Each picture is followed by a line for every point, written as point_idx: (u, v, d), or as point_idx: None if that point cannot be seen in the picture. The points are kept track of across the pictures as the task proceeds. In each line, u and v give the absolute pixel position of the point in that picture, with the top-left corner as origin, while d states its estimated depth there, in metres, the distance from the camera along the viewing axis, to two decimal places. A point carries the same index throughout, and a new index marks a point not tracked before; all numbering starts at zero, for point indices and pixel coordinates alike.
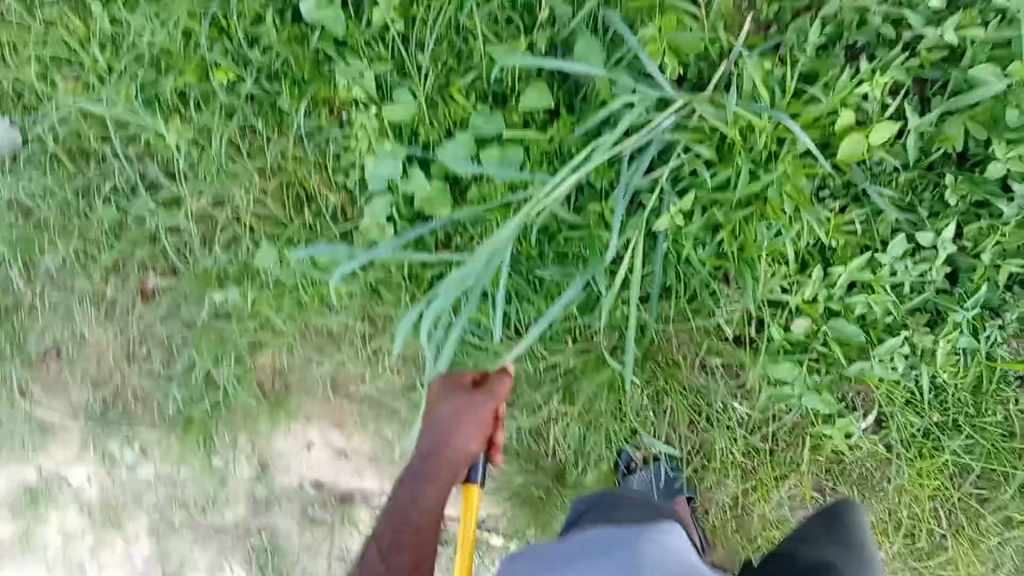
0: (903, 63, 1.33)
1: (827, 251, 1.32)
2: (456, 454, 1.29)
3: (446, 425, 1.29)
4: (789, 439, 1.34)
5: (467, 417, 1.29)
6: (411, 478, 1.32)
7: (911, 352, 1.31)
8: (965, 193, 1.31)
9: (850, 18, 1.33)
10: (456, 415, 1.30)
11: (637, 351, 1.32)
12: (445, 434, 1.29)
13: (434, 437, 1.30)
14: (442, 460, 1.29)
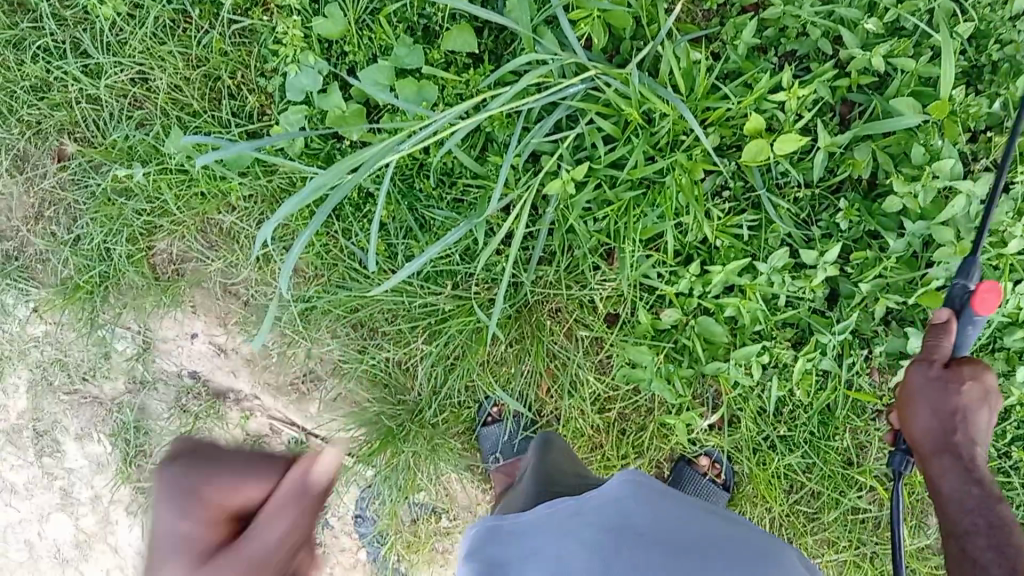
0: (831, 80, 1.31)
1: (710, 249, 1.36)
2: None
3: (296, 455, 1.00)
4: (639, 420, 1.41)
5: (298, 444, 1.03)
6: None
7: (768, 363, 1.36)
8: (860, 221, 1.33)
9: (791, 25, 1.31)
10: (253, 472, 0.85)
11: (509, 309, 1.38)
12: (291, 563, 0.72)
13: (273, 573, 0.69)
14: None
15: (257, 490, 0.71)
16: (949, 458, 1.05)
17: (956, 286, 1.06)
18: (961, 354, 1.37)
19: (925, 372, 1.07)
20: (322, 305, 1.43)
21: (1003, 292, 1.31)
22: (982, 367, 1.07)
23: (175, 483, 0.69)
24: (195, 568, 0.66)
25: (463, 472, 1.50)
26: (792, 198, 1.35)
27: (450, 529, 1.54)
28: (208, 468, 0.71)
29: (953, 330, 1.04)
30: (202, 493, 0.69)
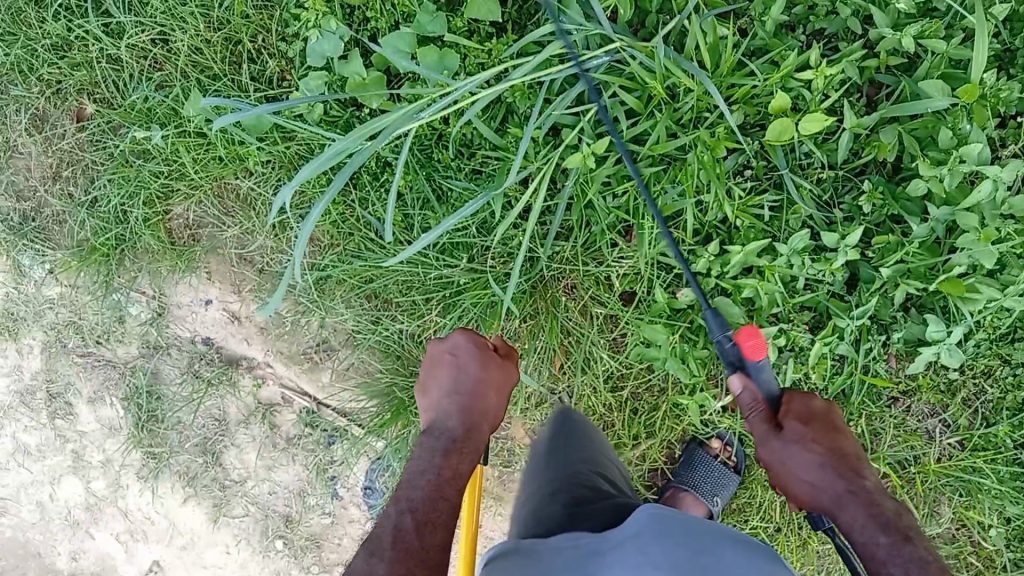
0: (860, 60, 1.29)
1: (730, 229, 1.35)
2: (483, 429, 1.08)
3: (475, 387, 1.10)
4: (651, 399, 1.40)
5: (504, 388, 1.12)
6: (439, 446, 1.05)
7: (784, 345, 1.35)
8: (885, 205, 1.32)
9: (822, 2, 1.29)
10: (460, 374, 1.11)
11: (524, 283, 1.38)
12: (478, 400, 1.09)
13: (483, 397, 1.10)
14: (474, 421, 1.08)
15: (461, 358, 1.12)
16: (849, 506, 0.94)
17: (724, 346, 1.05)
18: (982, 342, 1.34)
19: (772, 444, 0.98)
20: (336, 275, 1.43)
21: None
22: (813, 399, 1.02)
23: (456, 345, 1.13)
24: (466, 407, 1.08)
25: None
26: (815, 180, 1.34)
27: None
28: (439, 353, 1.15)
29: (752, 383, 1.02)
30: (458, 349, 1.13)
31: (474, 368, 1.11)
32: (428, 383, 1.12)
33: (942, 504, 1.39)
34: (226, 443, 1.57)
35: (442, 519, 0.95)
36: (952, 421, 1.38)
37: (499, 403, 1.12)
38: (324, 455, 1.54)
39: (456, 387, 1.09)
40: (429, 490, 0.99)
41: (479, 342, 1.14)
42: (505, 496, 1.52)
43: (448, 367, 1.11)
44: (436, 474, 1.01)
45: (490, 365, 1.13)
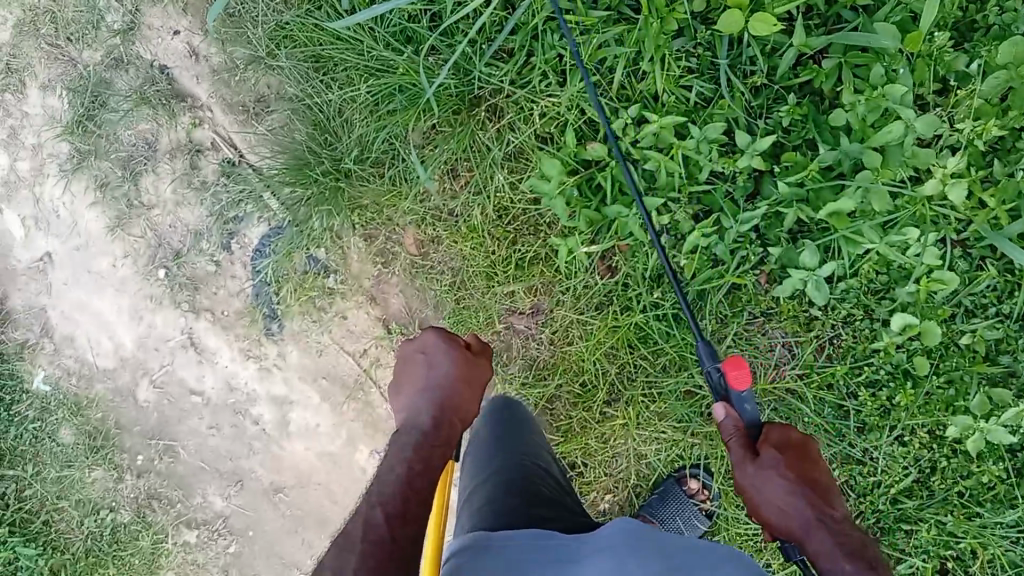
0: None
1: (654, 103, 1.40)
2: (456, 417, 1.08)
3: (450, 384, 1.11)
4: (529, 232, 1.48)
5: (475, 387, 1.14)
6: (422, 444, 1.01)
7: (666, 225, 1.42)
8: (803, 124, 1.37)
9: None
10: (431, 374, 1.13)
11: (451, 84, 1.44)
12: (454, 391, 1.11)
13: (460, 393, 1.11)
14: (447, 417, 1.08)
15: (436, 352, 1.16)
16: (814, 531, 0.95)
17: (714, 376, 1.17)
18: (850, 288, 1.38)
19: (747, 468, 1.04)
20: (291, 28, 1.51)
21: (920, 241, 1.33)
22: (791, 430, 1.08)
23: (430, 340, 1.17)
24: (437, 399, 1.08)
25: (360, 237, 1.57)
26: (750, 86, 1.38)
27: (334, 290, 1.59)
28: (412, 351, 1.18)
29: (735, 410, 1.12)
30: (435, 344, 1.17)
31: (452, 365, 1.13)
32: (402, 385, 1.15)
33: (758, 418, 1.46)
34: (148, 167, 1.65)
35: (416, 513, 0.90)
36: (797, 349, 1.44)
37: (474, 401, 1.13)
38: (228, 206, 1.62)
39: (428, 382, 1.11)
40: (401, 480, 0.93)
41: (452, 343, 1.17)
42: (376, 297, 1.59)
43: (419, 366, 1.14)
44: (408, 465, 0.96)
45: (464, 359, 1.15)
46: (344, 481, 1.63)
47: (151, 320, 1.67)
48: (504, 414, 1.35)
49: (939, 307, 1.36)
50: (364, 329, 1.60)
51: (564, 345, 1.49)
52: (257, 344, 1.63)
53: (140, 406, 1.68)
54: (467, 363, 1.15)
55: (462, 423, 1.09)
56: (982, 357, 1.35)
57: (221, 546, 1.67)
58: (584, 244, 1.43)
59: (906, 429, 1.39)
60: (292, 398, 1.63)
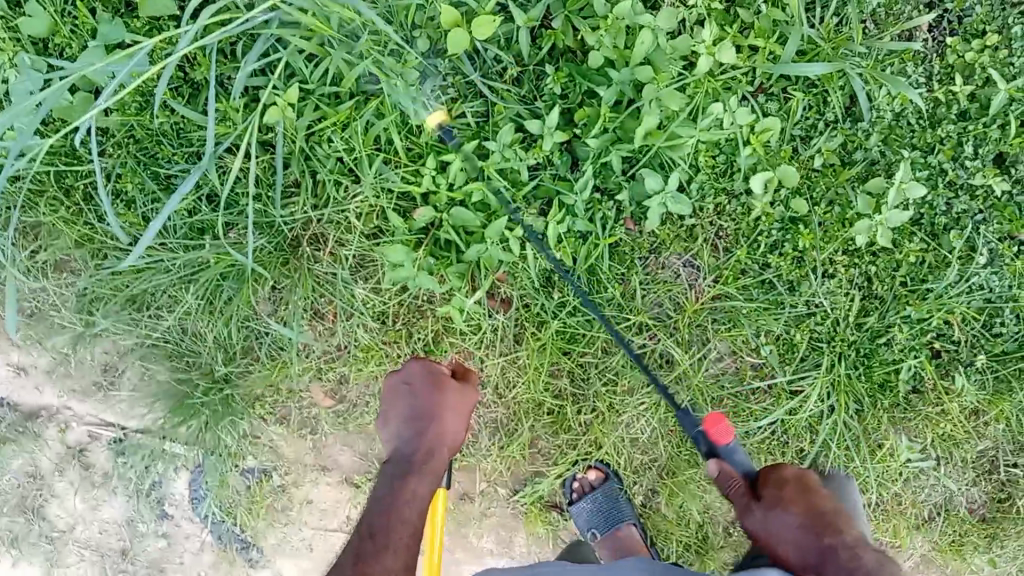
0: None
1: (444, 145, 1.41)
2: (443, 442, 1.21)
3: (435, 414, 1.21)
4: (417, 317, 1.46)
5: (461, 411, 1.23)
6: (399, 476, 1.18)
7: (525, 234, 1.42)
8: (574, 81, 1.41)
9: None
10: (417, 403, 1.22)
11: (264, 243, 1.43)
12: (435, 416, 1.21)
13: (443, 420, 1.21)
14: (431, 445, 1.20)
15: (417, 384, 1.24)
16: (832, 555, 1.10)
17: (694, 433, 1.33)
18: (704, 183, 1.42)
19: (756, 512, 1.18)
20: (92, 289, 1.46)
21: (733, 108, 1.39)
22: (787, 470, 1.24)
23: (413, 371, 1.25)
24: (420, 432, 1.20)
25: (274, 425, 1.51)
26: (511, 79, 1.42)
27: (284, 486, 1.53)
28: (396, 382, 1.25)
29: (730, 463, 1.27)
30: (416, 375, 1.25)
31: (436, 397, 1.22)
32: (387, 412, 1.24)
33: (708, 339, 1.46)
34: (46, 495, 1.57)
35: (396, 543, 1.12)
36: (698, 262, 1.46)
37: (458, 424, 1.23)
38: (143, 480, 1.54)
39: (409, 412, 1.21)
40: (385, 514, 1.16)
41: (433, 374, 1.24)
42: (325, 466, 1.53)
43: (404, 396, 1.23)
44: (390, 505, 1.16)
45: (445, 387, 1.24)
46: None
47: None
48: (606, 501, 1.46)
49: (779, 150, 1.42)
50: (335, 500, 1.54)
51: (512, 390, 1.47)
52: None
53: None
54: (449, 393, 1.23)
55: (447, 449, 1.22)
56: (841, 167, 1.42)
57: None
58: (469, 296, 1.43)
59: (825, 263, 1.43)
60: None
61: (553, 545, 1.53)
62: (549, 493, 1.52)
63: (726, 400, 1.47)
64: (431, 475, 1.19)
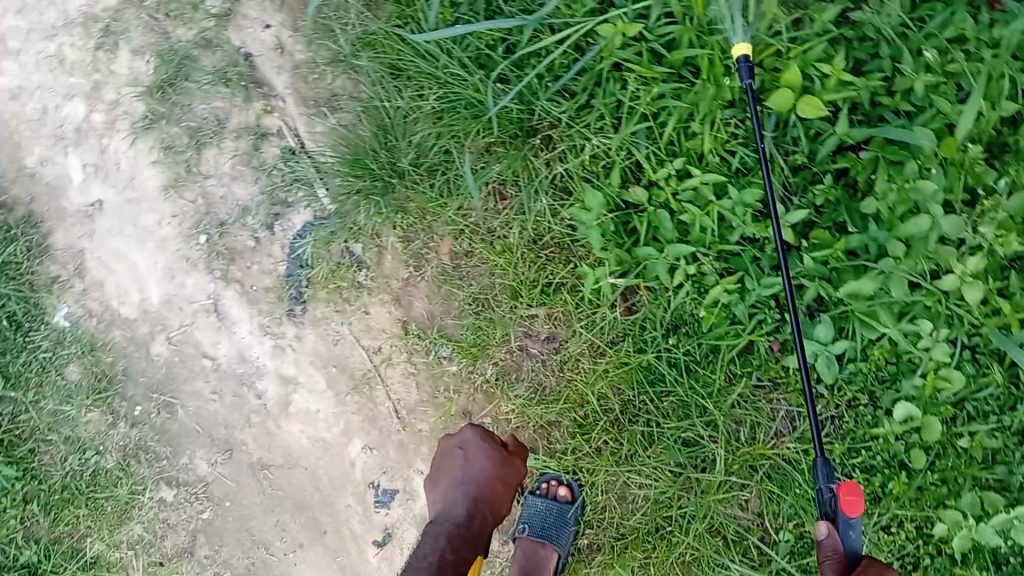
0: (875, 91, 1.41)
1: (699, 162, 1.47)
2: (490, 510, 1.36)
3: (485, 480, 1.36)
4: (562, 258, 1.55)
5: (509, 483, 1.38)
6: (448, 531, 1.30)
7: (692, 275, 1.46)
8: (837, 208, 1.43)
9: (869, 35, 1.43)
10: (470, 468, 1.37)
11: (513, 109, 1.54)
12: (490, 485, 1.36)
13: (492, 489, 1.36)
14: (478, 511, 1.34)
15: (477, 447, 1.39)
16: None
17: (823, 492, 1.16)
18: (859, 372, 1.42)
19: None
20: (376, 37, 1.63)
21: (933, 335, 1.37)
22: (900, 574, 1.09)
23: (469, 434, 1.40)
24: (475, 496, 1.34)
25: (398, 237, 1.63)
26: (793, 166, 1.46)
27: (362, 286, 1.65)
28: (454, 444, 1.40)
29: (840, 534, 1.13)
30: (474, 439, 1.40)
31: (488, 462, 1.37)
32: (441, 474, 1.39)
33: (751, 485, 1.46)
34: (214, 140, 1.71)
35: None
36: (797, 420, 1.46)
37: (505, 495, 1.38)
38: (282, 194, 1.69)
39: (466, 478, 1.36)
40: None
41: (488, 440, 1.40)
42: (399, 299, 1.64)
43: (460, 461, 1.38)
44: (438, 556, 1.24)
45: (501, 458, 1.38)
46: (331, 470, 1.63)
47: (183, 280, 1.71)
48: None
49: (942, 405, 1.38)
50: (383, 327, 1.64)
51: (574, 374, 1.53)
52: (277, 322, 1.68)
53: (151, 358, 1.70)
54: (502, 458, 1.39)
55: (490, 514, 1.36)
56: (979, 463, 1.37)
57: (195, 511, 1.66)
58: (613, 278, 1.49)
59: (892, 519, 1.41)
60: (299, 379, 1.66)
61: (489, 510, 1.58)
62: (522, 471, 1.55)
63: (718, 535, 1.46)
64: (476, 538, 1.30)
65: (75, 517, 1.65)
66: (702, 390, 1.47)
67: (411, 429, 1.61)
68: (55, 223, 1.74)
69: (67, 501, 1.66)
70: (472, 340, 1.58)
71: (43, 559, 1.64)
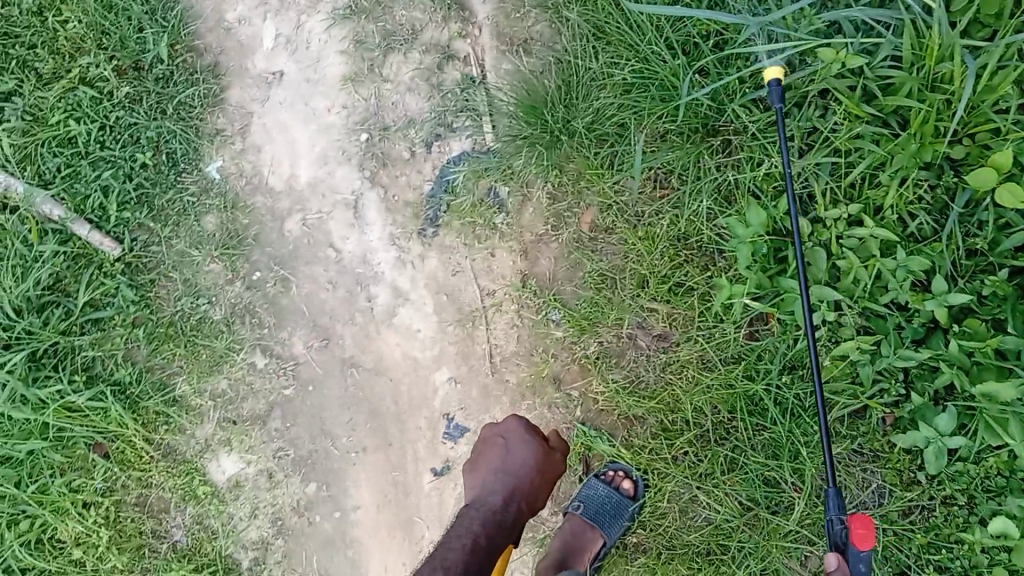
0: None
1: (874, 215, 1.44)
2: (528, 501, 1.31)
3: (524, 470, 1.32)
4: (701, 264, 1.52)
5: (547, 477, 1.35)
6: (483, 516, 1.25)
7: (829, 322, 1.43)
8: (1003, 303, 1.35)
9: None
10: (511, 458, 1.34)
11: (704, 103, 1.51)
12: (529, 475, 1.32)
13: (531, 480, 1.32)
14: (516, 500, 1.29)
15: (519, 438, 1.37)
16: None
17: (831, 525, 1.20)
18: (967, 472, 1.37)
19: None
20: None
21: None
22: None
23: (513, 425, 1.40)
24: (513, 485, 1.30)
25: (547, 192, 1.62)
26: (968, 247, 1.39)
27: (496, 228, 1.65)
28: (495, 436, 1.38)
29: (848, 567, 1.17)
30: (518, 429, 1.39)
31: (529, 454, 1.34)
32: (480, 462, 1.36)
33: (818, 545, 1.42)
34: (401, 46, 1.71)
35: None
36: (886, 495, 1.43)
37: (543, 488, 1.35)
38: (449, 118, 1.69)
39: (506, 467, 1.32)
40: (465, 554, 1.16)
41: (530, 433, 1.39)
42: (528, 251, 1.64)
43: (501, 449, 1.35)
44: (472, 539, 1.19)
45: (542, 452, 1.36)
46: (413, 390, 1.65)
47: (333, 170, 1.73)
48: None
49: None
50: (504, 274, 1.65)
51: (675, 379, 1.51)
52: (407, 237, 1.69)
53: (282, 232, 1.73)
54: (542, 453, 1.36)
55: (528, 507, 1.31)
56: None
57: (279, 385, 1.69)
58: (746, 299, 1.45)
59: None
60: (410, 295, 1.68)
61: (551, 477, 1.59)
62: (593, 452, 1.56)
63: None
64: (512, 524, 1.25)
65: (172, 353, 1.69)
66: (799, 438, 1.43)
67: (499, 377, 1.63)
68: (234, 79, 1.77)
69: (169, 337, 1.69)
70: (585, 312, 1.57)
71: (134, 382, 1.67)
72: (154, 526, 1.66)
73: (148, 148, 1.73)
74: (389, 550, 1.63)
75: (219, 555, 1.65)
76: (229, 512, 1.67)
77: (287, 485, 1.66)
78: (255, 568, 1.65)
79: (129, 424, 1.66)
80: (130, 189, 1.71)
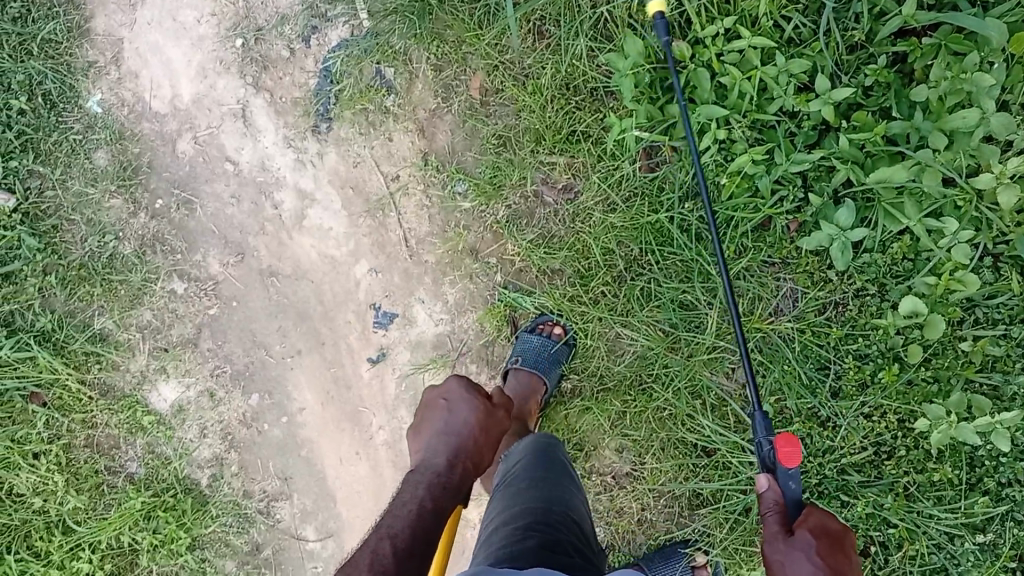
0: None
1: (752, 26, 1.42)
2: (476, 463, 1.11)
3: (468, 429, 1.13)
4: (591, 108, 1.52)
5: (493, 436, 1.16)
6: (429, 477, 1.06)
7: (721, 140, 1.42)
8: (886, 90, 1.37)
9: None
10: (451, 421, 1.14)
11: None
12: (476, 435, 1.13)
13: (481, 440, 1.13)
14: (461, 463, 1.09)
15: (456, 399, 1.17)
16: None
17: (762, 447, 1.08)
18: (874, 261, 1.39)
19: (778, 542, 0.99)
20: None
21: (954, 234, 1.33)
22: (832, 518, 1.00)
23: (451, 386, 1.20)
24: (458, 446, 1.11)
25: (430, 66, 1.60)
26: (847, 45, 1.40)
27: (388, 111, 1.63)
28: (433, 400, 1.19)
29: (777, 483, 1.04)
30: (454, 391, 1.19)
31: (472, 412, 1.15)
32: (420, 427, 1.16)
33: (742, 356, 1.47)
34: None
35: (422, 554, 0.94)
36: (799, 298, 1.46)
37: (490, 449, 1.16)
38: (324, 8, 1.64)
39: (447, 429, 1.12)
40: (411, 519, 0.97)
41: (473, 392, 1.20)
42: (424, 129, 1.62)
43: (440, 411, 1.15)
44: (418, 505, 1.00)
45: (484, 410, 1.17)
46: (334, 287, 1.66)
47: (213, 82, 1.68)
48: (541, 450, 1.17)
49: (949, 306, 1.36)
50: (404, 156, 1.63)
51: (582, 226, 1.53)
52: (301, 137, 1.66)
53: (176, 155, 1.69)
54: (486, 411, 1.18)
55: (476, 469, 1.11)
56: (975, 367, 1.35)
57: (203, 306, 1.68)
58: (637, 131, 1.46)
59: (876, 407, 1.40)
60: (315, 195, 1.66)
61: (481, 343, 1.61)
62: (519, 312, 1.59)
63: (701, 399, 1.48)
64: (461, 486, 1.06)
65: (90, 294, 1.68)
66: (707, 258, 1.46)
67: (417, 259, 1.63)
68: (97, 7, 1.70)
69: (84, 279, 1.68)
70: (487, 178, 1.57)
71: (57, 328, 1.68)
72: (109, 463, 1.69)
73: (20, 92, 1.67)
74: (340, 442, 1.67)
75: (176, 478, 1.68)
76: (178, 436, 1.69)
77: (230, 401, 1.69)
78: (213, 484, 1.69)
79: (60, 370, 1.67)
80: (12, 138, 1.66)
